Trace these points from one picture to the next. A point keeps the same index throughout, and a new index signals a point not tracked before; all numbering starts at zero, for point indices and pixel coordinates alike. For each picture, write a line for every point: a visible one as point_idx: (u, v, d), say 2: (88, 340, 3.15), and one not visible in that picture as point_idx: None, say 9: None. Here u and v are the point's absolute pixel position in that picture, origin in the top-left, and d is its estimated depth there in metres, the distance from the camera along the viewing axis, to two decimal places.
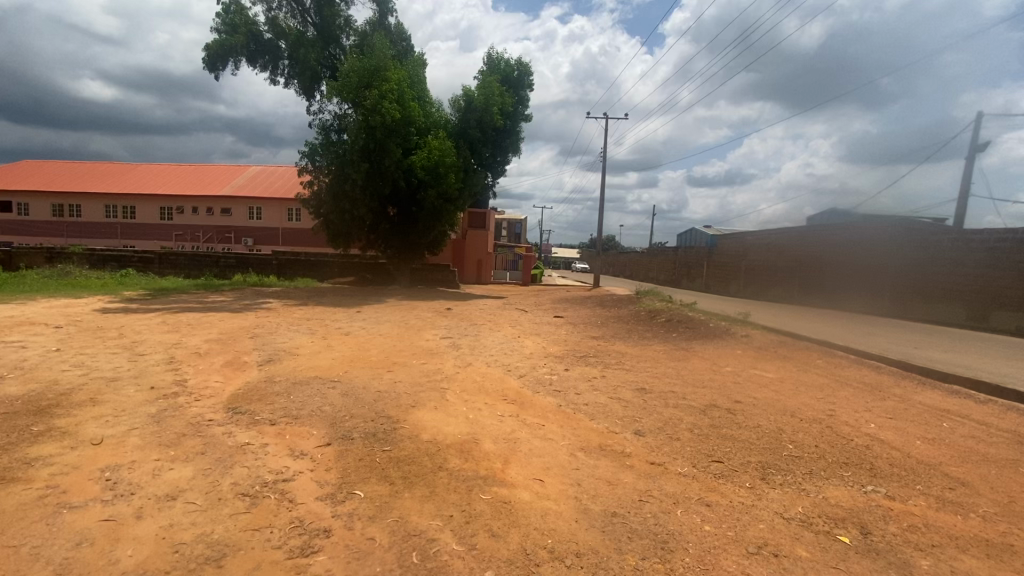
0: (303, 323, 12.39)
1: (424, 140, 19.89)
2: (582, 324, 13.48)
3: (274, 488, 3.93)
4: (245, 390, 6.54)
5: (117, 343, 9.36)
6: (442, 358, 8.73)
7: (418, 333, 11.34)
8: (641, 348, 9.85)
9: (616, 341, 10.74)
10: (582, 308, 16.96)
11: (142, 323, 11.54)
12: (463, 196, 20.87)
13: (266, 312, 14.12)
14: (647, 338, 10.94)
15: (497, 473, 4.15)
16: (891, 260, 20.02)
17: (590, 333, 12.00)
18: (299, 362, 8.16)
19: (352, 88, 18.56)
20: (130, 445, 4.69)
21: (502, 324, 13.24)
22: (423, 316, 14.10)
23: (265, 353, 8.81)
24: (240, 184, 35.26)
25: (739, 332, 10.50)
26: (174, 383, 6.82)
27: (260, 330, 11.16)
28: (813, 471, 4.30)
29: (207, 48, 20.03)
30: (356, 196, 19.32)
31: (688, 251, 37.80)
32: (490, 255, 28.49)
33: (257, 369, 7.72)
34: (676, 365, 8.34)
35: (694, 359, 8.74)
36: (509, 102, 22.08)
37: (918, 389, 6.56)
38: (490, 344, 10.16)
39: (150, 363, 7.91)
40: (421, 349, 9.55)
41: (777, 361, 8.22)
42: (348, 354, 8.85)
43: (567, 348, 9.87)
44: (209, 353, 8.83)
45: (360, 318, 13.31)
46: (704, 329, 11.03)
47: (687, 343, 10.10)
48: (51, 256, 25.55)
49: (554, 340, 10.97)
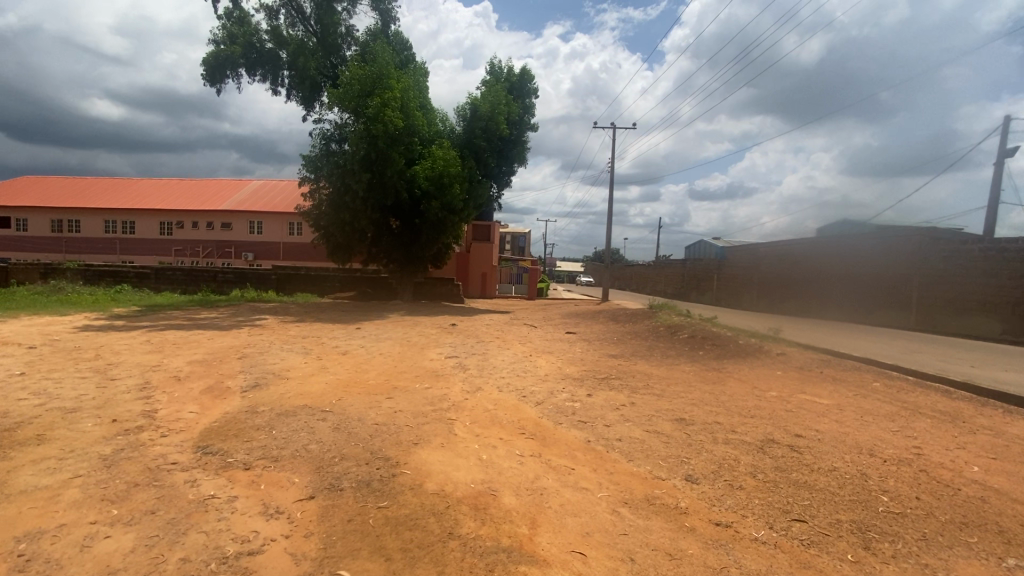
0: (298, 342, 11.51)
1: (428, 150, 19.23)
2: (597, 341, 12.54)
3: (236, 567, 3.04)
4: (220, 424, 5.62)
5: (90, 366, 8.47)
6: (449, 381, 7.81)
7: (421, 352, 10.43)
8: (668, 369, 8.89)
9: (639, 361, 9.77)
10: (595, 323, 16.04)
11: (123, 343, 10.66)
12: (468, 207, 20.11)
13: (260, 329, 13.28)
14: (672, 357, 9.98)
15: (524, 544, 3.22)
16: (917, 271, 19.07)
17: (608, 351, 11.03)
18: (288, 387, 7.24)
19: (353, 96, 17.96)
20: (66, 501, 3.81)
21: (511, 341, 12.32)
22: (427, 333, 13.21)
23: (251, 376, 7.89)
24: (241, 199, 34.76)
25: (774, 351, 9.53)
26: (142, 415, 5.92)
27: (250, 350, 10.27)
28: (929, 537, 3.38)
29: (205, 59, 19.57)
30: (357, 207, 18.60)
31: (697, 263, 36.94)
32: (495, 268, 27.67)
33: (239, 397, 6.79)
34: (714, 389, 7.40)
35: (732, 382, 7.77)
36: (515, 111, 21.41)
37: (1008, 419, 5.62)
38: (500, 364, 9.22)
39: (120, 389, 7.01)
40: (425, 370, 8.63)
41: (827, 385, 7.27)
42: (344, 378, 7.93)
43: (586, 369, 8.92)
44: (191, 377, 7.94)
45: (359, 336, 12.44)
46: (734, 346, 10.08)
47: (719, 362, 9.14)
48: (45, 273, 24.89)
49: (569, 359, 10.06)
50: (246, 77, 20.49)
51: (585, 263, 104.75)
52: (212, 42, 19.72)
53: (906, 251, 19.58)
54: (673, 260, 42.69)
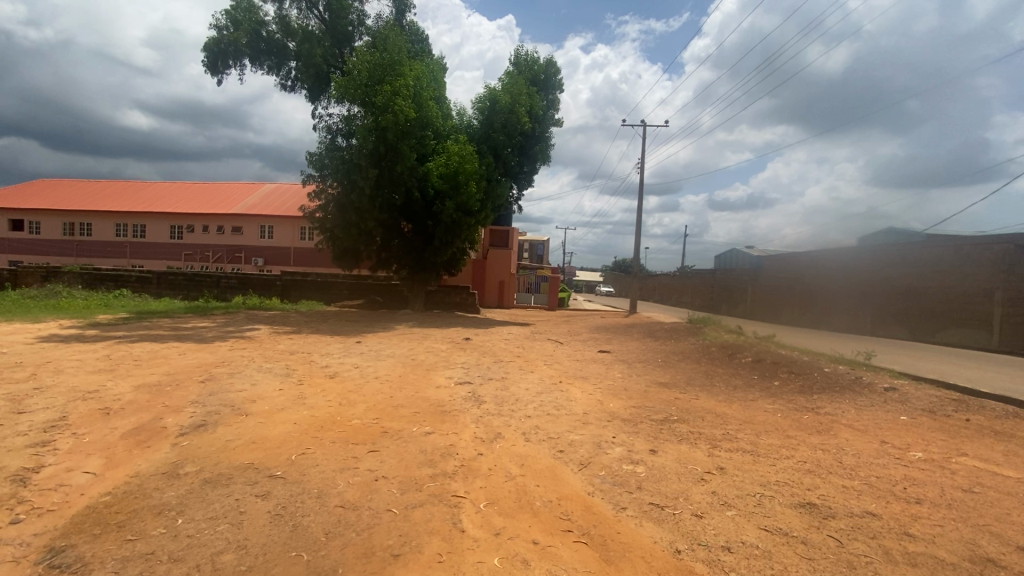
0: (283, 359, 9.69)
1: (443, 145, 17.54)
2: (636, 364, 10.43)
3: None
4: (111, 500, 3.77)
5: (9, 391, 6.72)
6: (460, 422, 5.86)
7: (426, 376, 8.52)
8: (745, 410, 6.75)
9: (700, 395, 7.65)
10: (630, 339, 14.05)
11: (76, 359, 8.94)
12: (485, 209, 18.25)
13: (245, 342, 11.49)
14: (742, 390, 7.84)
15: None
16: (1000, 285, 16.62)
17: (655, 378, 8.94)
18: (242, 430, 5.35)
19: (361, 85, 16.36)
20: None
21: (534, 362, 10.29)
22: (436, 349, 11.32)
23: (200, 411, 6.01)
24: (252, 202, 33.65)
25: (879, 386, 7.38)
26: (9, 479, 4.10)
27: (222, 369, 8.48)
28: None
29: (206, 47, 18.30)
30: (364, 207, 16.88)
31: (728, 274, 34.51)
32: (514, 276, 25.74)
33: (169, 445, 4.91)
34: (826, 445, 5.31)
35: (846, 434, 5.66)
36: (538, 104, 19.59)
37: None
38: (524, 396, 7.22)
39: (18, 430, 5.22)
40: (428, 404, 6.65)
41: (993, 443, 5.19)
42: (322, 415, 6.02)
43: (637, 408, 6.85)
44: (126, 409, 6.09)
45: (357, 353, 10.63)
46: (822, 379, 7.95)
47: (810, 401, 7.01)
48: (45, 276, 23.84)
49: (610, 389, 8.10)
50: (251, 68, 19.16)
51: (604, 273, 102.37)
52: (215, 29, 18.40)
53: (983, 262, 17.15)
54: (701, 270, 40.40)
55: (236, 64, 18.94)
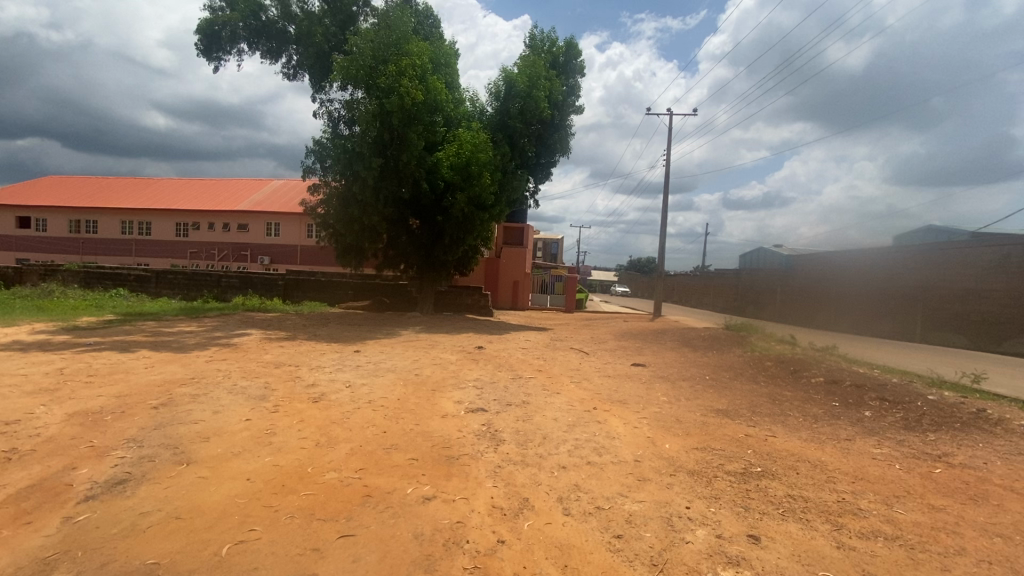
0: (265, 373, 8.27)
1: (453, 132, 16.04)
2: (680, 382, 8.78)
3: None
4: None
5: None
6: (472, 478, 4.30)
7: (431, 399, 6.98)
8: (848, 457, 5.11)
9: (776, 430, 6.01)
10: (664, 348, 12.44)
11: (23, 373, 7.61)
12: (500, 203, 16.68)
13: (229, 351, 10.11)
14: (830, 425, 6.16)
15: None
16: None
17: (710, 403, 7.33)
18: (172, 491, 3.89)
19: (365, 66, 14.93)
20: None
21: (560, 379, 8.77)
22: (445, 361, 9.85)
23: (132, 455, 4.57)
24: (258, 199, 32.55)
25: (1018, 424, 5.66)
26: None
27: (187, 388, 7.05)
28: None
29: (200, 30, 17.07)
30: (367, 200, 15.41)
31: (755, 273, 32.61)
32: (528, 276, 24.15)
33: (61, 520, 3.48)
34: (1002, 527, 3.68)
35: (1019, 506, 3.98)
36: (558, 88, 17.93)
37: None
38: (553, 431, 5.68)
39: None
40: (431, 445, 5.09)
41: None
42: (288, 464, 4.52)
43: (703, 452, 5.22)
44: (37, 453, 4.66)
45: (353, 366, 9.19)
46: (933, 410, 6.24)
47: (931, 445, 5.34)
48: (43, 275, 22.92)
49: (660, 419, 6.48)
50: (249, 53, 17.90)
51: (618, 273, 100.83)
52: (210, 10, 17.14)
53: None
54: (724, 271, 38.55)
55: (232, 48, 17.65)
